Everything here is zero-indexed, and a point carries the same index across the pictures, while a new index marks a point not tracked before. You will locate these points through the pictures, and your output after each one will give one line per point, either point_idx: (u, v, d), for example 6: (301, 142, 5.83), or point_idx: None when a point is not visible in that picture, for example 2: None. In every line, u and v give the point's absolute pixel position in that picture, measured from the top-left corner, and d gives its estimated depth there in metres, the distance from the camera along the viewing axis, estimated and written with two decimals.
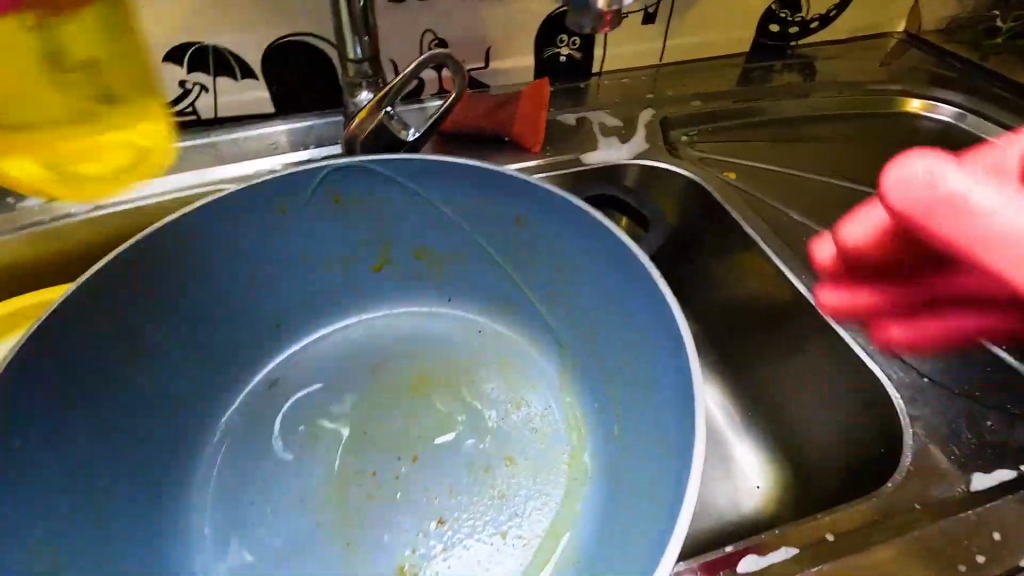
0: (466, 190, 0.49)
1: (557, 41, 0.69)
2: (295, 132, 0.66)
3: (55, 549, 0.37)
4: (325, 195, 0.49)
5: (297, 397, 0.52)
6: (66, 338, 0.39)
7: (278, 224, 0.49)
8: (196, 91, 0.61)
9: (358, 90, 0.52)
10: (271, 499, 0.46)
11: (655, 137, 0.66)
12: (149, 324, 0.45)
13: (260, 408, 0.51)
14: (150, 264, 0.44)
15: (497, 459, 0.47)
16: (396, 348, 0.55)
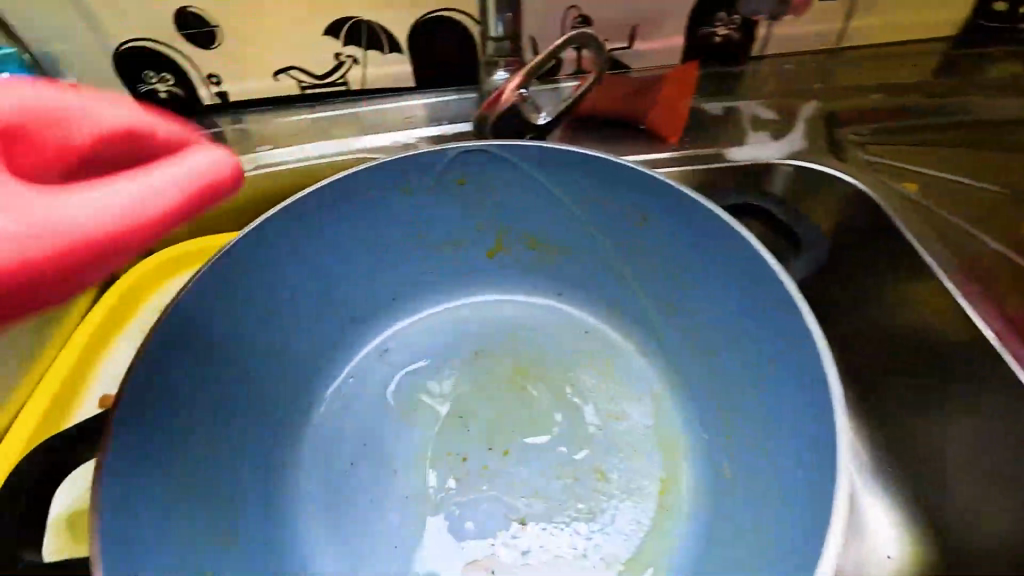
0: (591, 186, 0.50)
1: (714, 20, 0.61)
2: (431, 107, 0.68)
3: (171, 491, 0.41)
4: (446, 173, 0.51)
5: (401, 367, 0.54)
6: (228, 284, 0.46)
7: (393, 196, 0.51)
8: (347, 64, 0.65)
9: (495, 69, 0.52)
10: (368, 464, 0.49)
11: (817, 136, 0.58)
12: (283, 275, 0.49)
13: (359, 371, 0.54)
14: (290, 222, 0.48)
15: (586, 470, 0.47)
16: (494, 333, 0.55)
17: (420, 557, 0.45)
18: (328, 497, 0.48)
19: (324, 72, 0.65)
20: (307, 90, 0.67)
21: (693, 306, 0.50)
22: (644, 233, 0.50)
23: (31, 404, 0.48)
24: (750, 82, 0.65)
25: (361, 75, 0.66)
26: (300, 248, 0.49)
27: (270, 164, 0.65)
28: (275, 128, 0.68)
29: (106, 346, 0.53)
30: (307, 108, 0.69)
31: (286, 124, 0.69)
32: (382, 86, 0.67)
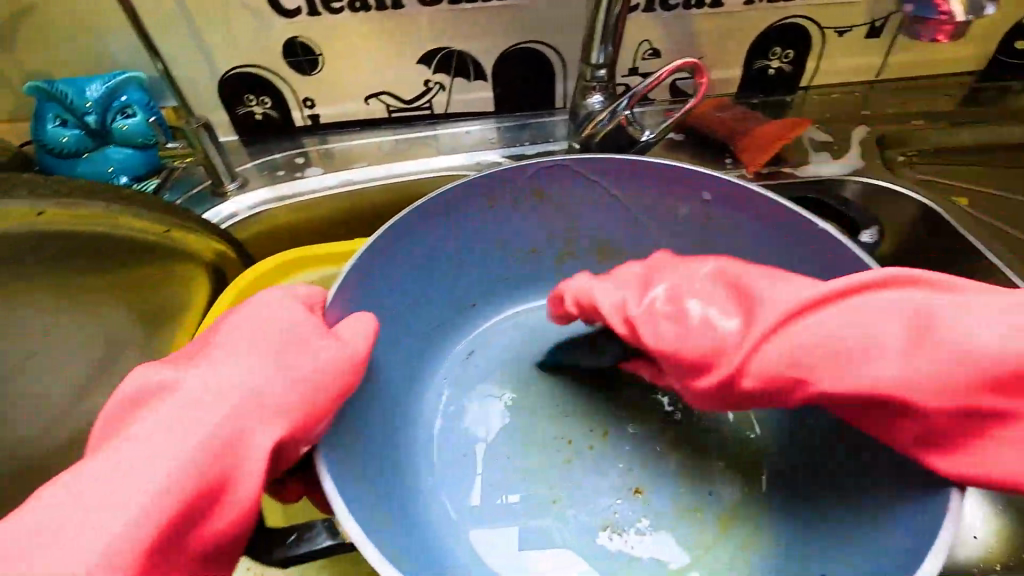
0: (693, 187, 0.49)
1: (769, 54, 0.68)
2: (510, 131, 0.73)
3: (343, 467, 0.39)
4: (562, 186, 0.52)
5: (486, 366, 0.55)
6: (367, 283, 0.46)
7: (505, 204, 0.52)
8: (435, 90, 0.70)
9: (590, 93, 0.57)
10: (489, 452, 0.50)
11: (871, 154, 0.64)
12: (395, 287, 0.49)
13: (453, 371, 0.55)
14: (409, 225, 0.48)
15: (681, 442, 0.49)
16: (569, 331, 0.57)
17: (548, 520, 0.46)
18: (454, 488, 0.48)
19: (414, 96, 0.70)
20: (394, 114, 0.72)
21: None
22: (714, 231, 0.51)
23: None
24: (800, 108, 0.72)
25: (446, 100, 0.71)
26: (410, 255, 0.49)
27: (362, 183, 0.69)
28: (363, 150, 0.72)
29: None
30: (391, 129, 0.73)
31: (369, 145, 0.73)
32: (462, 111, 0.72)
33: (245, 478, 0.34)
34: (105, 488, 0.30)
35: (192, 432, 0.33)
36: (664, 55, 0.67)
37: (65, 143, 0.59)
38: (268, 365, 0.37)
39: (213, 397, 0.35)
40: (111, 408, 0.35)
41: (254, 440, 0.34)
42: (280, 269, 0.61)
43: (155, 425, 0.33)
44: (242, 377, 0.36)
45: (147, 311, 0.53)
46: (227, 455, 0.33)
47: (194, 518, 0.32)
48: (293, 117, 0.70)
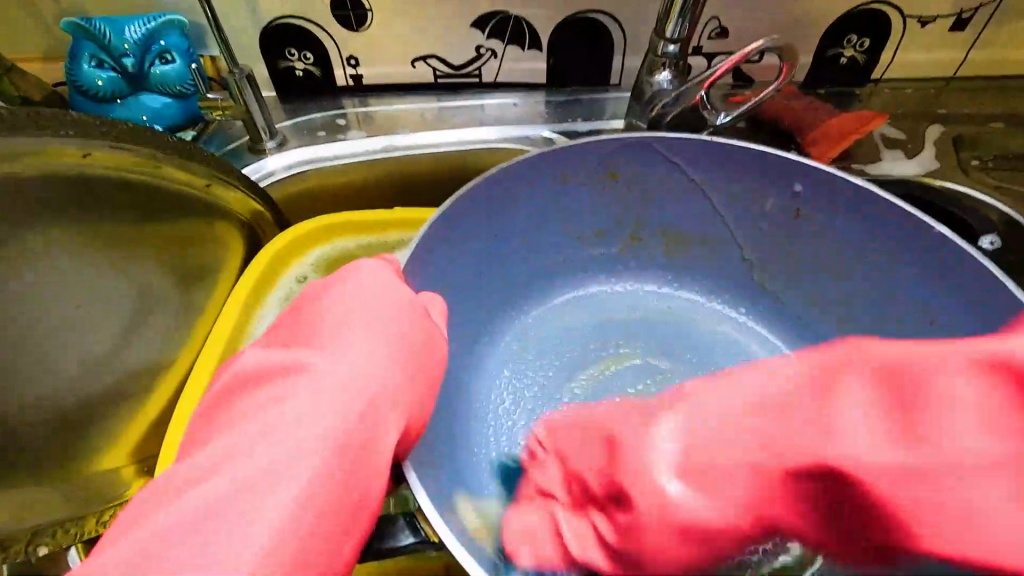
0: (775, 173, 0.48)
1: (843, 42, 0.64)
2: (560, 106, 0.69)
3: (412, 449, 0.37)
4: (637, 164, 0.50)
5: (539, 351, 0.52)
6: (433, 255, 0.44)
7: (577, 178, 0.50)
8: (486, 56, 0.66)
9: (659, 69, 0.53)
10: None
11: (945, 157, 0.61)
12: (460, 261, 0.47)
13: (511, 368, 0.51)
14: (477, 198, 0.46)
15: None
16: (637, 330, 0.54)
17: None
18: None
19: (463, 62, 0.66)
20: (441, 80, 0.68)
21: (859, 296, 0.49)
22: (802, 224, 0.49)
23: (199, 367, 0.48)
24: (870, 102, 0.67)
25: (497, 68, 0.67)
26: (479, 226, 0.47)
27: (408, 148, 0.66)
28: (407, 116, 0.68)
29: (253, 315, 0.53)
30: (436, 95, 0.69)
31: (413, 110, 0.69)
32: (513, 81, 0.68)
33: (374, 468, 0.30)
34: (243, 488, 0.27)
35: (313, 420, 0.30)
36: (733, 35, 0.63)
37: (100, 86, 0.56)
38: (376, 345, 0.34)
39: (328, 381, 0.32)
40: (227, 403, 0.33)
41: (376, 427, 0.31)
42: (314, 234, 0.58)
43: (276, 416, 0.30)
44: (350, 357, 0.33)
45: (182, 269, 0.49)
46: (355, 443, 0.30)
47: (341, 516, 0.28)
48: (335, 75, 0.66)
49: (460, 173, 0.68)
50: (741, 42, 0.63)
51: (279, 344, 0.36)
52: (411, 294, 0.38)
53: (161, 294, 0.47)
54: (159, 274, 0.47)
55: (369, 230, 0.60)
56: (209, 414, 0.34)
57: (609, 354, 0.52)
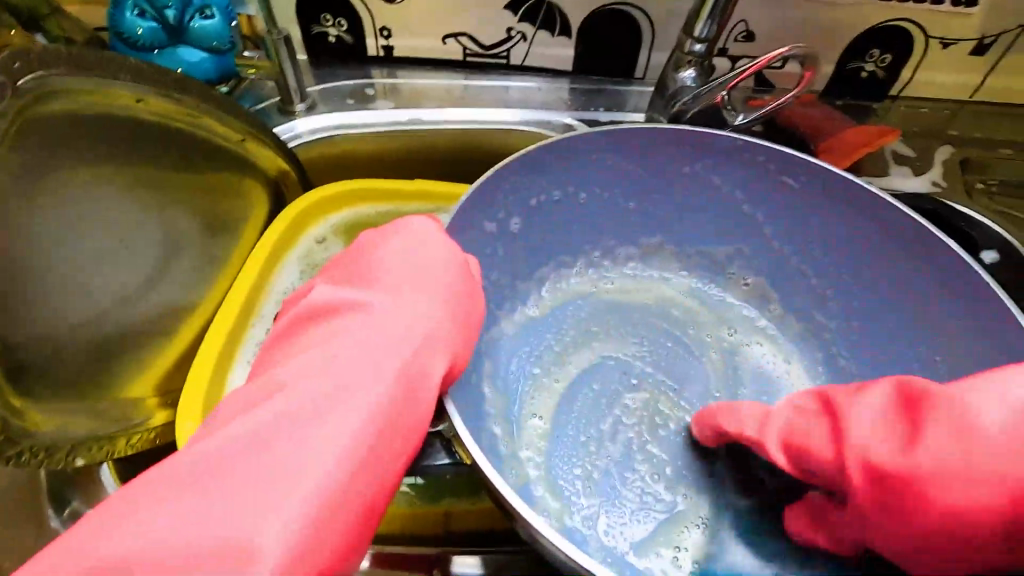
0: (788, 171, 0.51)
1: (865, 55, 0.65)
2: (584, 94, 0.71)
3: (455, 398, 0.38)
4: (660, 155, 0.52)
5: (558, 324, 0.54)
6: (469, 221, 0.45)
7: (603, 164, 0.52)
8: (516, 39, 0.67)
9: (683, 67, 0.55)
10: (571, 422, 0.49)
11: (952, 177, 0.64)
12: (491, 233, 0.48)
13: (532, 336, 0.53)
14: (509, 176, 0.46)
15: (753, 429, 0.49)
16: (649, 316, 0.56)
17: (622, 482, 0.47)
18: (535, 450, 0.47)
19: (493, 43, 0.68)
20: (469, 58, 0.69)
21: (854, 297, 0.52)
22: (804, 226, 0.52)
23: (229, 302, 0.52)
24: (885, 117, 0.69)
25: (525, 51, 0.68)
26: (509, 201, 0.48)
27: (434, 123, 0.67)
28: (434, 91, 0.70)
29: (276, 265, 0.56)
30: (463, 73, 0.71)
31: (440, 85, 0.70)
32: (540, 65, 0.70)
33: (419, 407, 0.32)
34: (307, 405, 0.29)
35: (370, 355, 0.32)
36: (759, 40, 0.64)
37: (140, 35, 0.58)
38: (425, 292, 0.36)
39: (385, 323, 0.34)
40: (293, 333, 0.35)
41: (424, 367, 0.33)
42: (344, 197, 0.60)
43: (334, 350, 0.33)
44: (401, 305, 0.35)
45: (209, 220, 0.51)
46: (403, 383, 0.32)
47: (389, 444, 0.30)
48: (368, 45, 0.68)
49: (482, 150, 0.70)
50: (767, 47, 0.65)
51: (337, 285, 0.38)
52: (461, 258, 0.39)
53: (187, 241, 0.49)
54: (188, 221, 0.49)
55: (393, 198, 0.62)
56: (268, 339, 0.36)
57: (630, 334, 0.54)
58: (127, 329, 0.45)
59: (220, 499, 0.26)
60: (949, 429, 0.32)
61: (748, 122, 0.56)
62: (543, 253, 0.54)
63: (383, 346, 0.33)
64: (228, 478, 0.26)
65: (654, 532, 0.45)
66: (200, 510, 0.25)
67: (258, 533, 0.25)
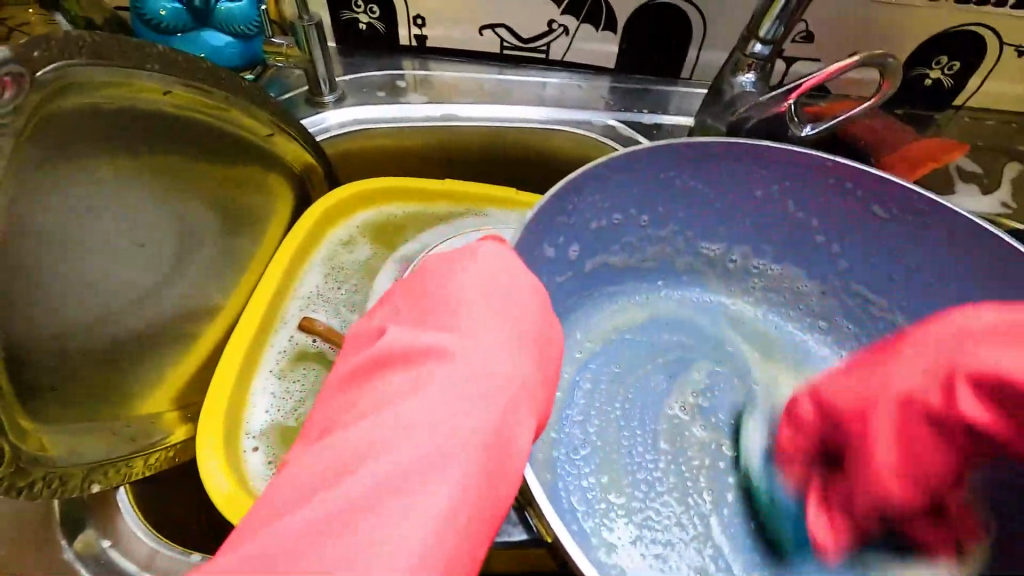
0: (871, 198, 0.45)
1: (932, 62, 0.61)
2: (628, 93, 0.67)
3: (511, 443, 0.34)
4: (721, 170, 0.47)
5: (612, 351, 0.49)
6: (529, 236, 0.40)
7: (665, 185, 0.47)
8: (558, 32, 0.63)
9: (743, 70, 0.51)
10: (637, 466, 0.43)
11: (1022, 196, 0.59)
12: (545, 257, 0.43)
13: (585, 369, 0.48)
14: (572, 190, 0.42)
15: None
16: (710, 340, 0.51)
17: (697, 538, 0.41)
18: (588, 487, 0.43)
19: (533, 36, 0.64)
20: (506, 51, 0.65)
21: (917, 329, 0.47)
22: (871, 248, 0.48)
23: (254, 308, 0.49)
24: (947, 129, 0.64)
25: (567, 46, 0.64)
26: (565, 222, 0.43)
27: (469, 120, 0.64)
28: (467, 85, 0.66)
29: (299, 268, 0.53)
30: (499, 67, 0.67)
31: (474, 79, 0.66)
32: (582, 61, 0.66)
33: (508, 483, 0.25)
34: (376, 491, 0.22)
35: (450, 419, 0.25)
36: (819, 42, 0.60)
37: (164, 17, 0.54)
38: (504, 332, 0.29)
39: (465, 374, 0.27)
40: (351, 389, 0.28)
41: (511, 432, 0.26)
42: (374, 195, 0.57)
43: (406, 413, 0.25)
44: (480, 349, 0.28)
45: (232, 215, 0.48)
46: (488, 455, 0.25)
47: (477, 538, 0.23)
48: (400, 34, 0.64)
49: (516, 150, 0.66)
50: (827, 49, 0.60)
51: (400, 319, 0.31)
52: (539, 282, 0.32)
53: (209, 240, 0.47)
54: (211, 219, 0.46)
55: (427, 198, 0.59)
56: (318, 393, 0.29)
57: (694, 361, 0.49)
58: (144, 336, 0.43)
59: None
60: (917, 383, 0.31)
61: (811, 132, 0.52)
62: (594, 278, 0.50)
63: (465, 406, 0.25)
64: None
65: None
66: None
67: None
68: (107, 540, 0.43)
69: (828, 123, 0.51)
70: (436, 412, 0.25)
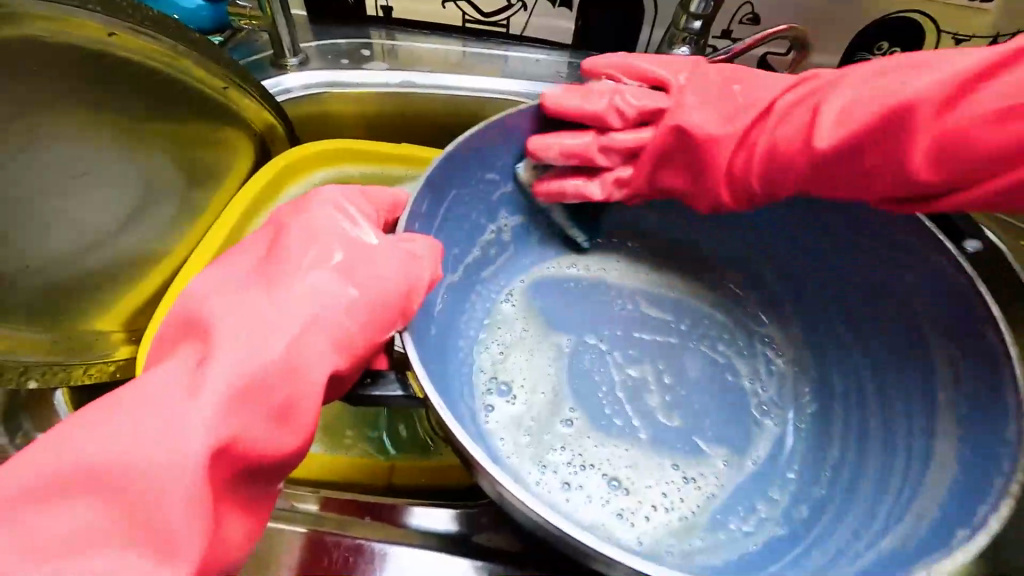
0: None
1: (872, 48, 0.63)
2: (582, 69, 0.69)
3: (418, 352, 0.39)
4: None
5: (538, 296, 0.51)
6: (444, 174, 0.44)
7: None
8: (516, 7, 0.66)
9: (677, 44, 0.54)
10: (565, 395, 0.45)
11: None
12: (477, 223, 0.49)
13: (502, 310, 0.50)
14: (496, 133, 0.46)
15: (733, 409, 0.47)
16: (630, 287, 0.53)
17: (613, 459, 0.43)
18: (528, 432, 0.44)
19: (492, 10, 0.66)
20: (468, 25, 0.68)
21: (824, 293, 0.49)
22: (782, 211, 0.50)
23: (201, 250, 0.52)
24: None
25: (524, 21, 0.67)
26: (487, 178, 0.48)
27: (426, 87, 0.67)
28: (429, 54, 0.69)
29: (254, 217, 0.56)
30: (460, 39, 0.70)
31: (436, 50, 0.69)
32: (538, 36, 0.68)
33: (326, 367, 0.32)
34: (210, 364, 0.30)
35: (285, 321, 0.32)
36: (763, 25, 0.62)
37: None
38: (355, 250, 0.36)
39: (312, 284, 0.34)
40: (244, 273, 0.36)
41: (342, 319, 0.34)
42: (322, 154, 0.60)
43: (279, 298, 0.33)
44: (329, 266, 0.35)
45: (190, 166, 0.52)
46: (333, 345, 0.33)
47: (291, 401, 0.31)
48: (367, 4, 0.67)
49: (471, 118, 0.69)
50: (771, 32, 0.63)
51: (327, 205, 0.38)
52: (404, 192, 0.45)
53: (164, 184, 0.50)
54: (166, 165, 0.50)
55: (375, 162, 0.62)
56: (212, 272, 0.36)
57: (621, 310, 0.51)
58: (95, 270, 0.46)
59: (107, 466, 0.26)
60: None
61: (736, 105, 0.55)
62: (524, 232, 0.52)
63: (303, 309, 0.33)
64: (142, 403, 0.28)
65: (655, 489, 0.42)
66: (118, 429, 0.27)
67: (163, 459, 0.26)
68: (42, 434, 0.45)
69: None
70: (280, 311, 0.32)
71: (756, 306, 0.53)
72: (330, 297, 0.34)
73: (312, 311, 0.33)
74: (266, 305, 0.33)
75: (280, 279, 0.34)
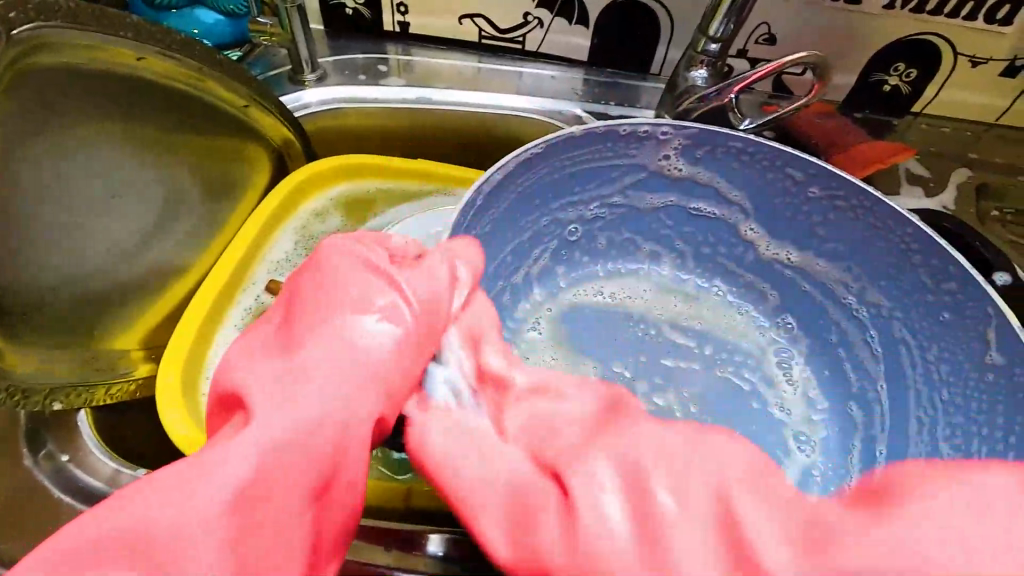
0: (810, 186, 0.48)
1: (889, 69, 0.63)
2: (597, 85, 0.70)
3: None
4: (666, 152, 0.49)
5: (563, 322, 0.51)
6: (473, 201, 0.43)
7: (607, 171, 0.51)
8: (532, 25, 0.66)
9: (694, 66, 0.54)
10: None
11: (964, 200, 0.63)
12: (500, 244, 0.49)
13: (525, 338, 0.50)
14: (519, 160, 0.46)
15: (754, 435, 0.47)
16: (649, 312, 0.53)
17: None
18: None
19: (508, 27, 0.67)
20: (485, 41, 0.68)
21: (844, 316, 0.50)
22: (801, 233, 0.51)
23: (219, 272, 0.52)
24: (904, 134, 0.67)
25: (540, 38, 0.67)
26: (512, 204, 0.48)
27: (442, 103, 0.67)
28: (445, 70, 0.69)
29: (272, 234, 0.57)
30: (476, 56, 0.70)
31: (452, 66, 0.70)
32: (554, 53, 0.69)
33: (354, 432, 0.32)
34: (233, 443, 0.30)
35: (304, 387, 0.32)
36: (780, 45, 0.62)
37: None
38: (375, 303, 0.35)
39: (333, 343, 0.34)
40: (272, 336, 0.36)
41: (367, 379, 0.33)
42: (336, 169, 0.60)
43: (304, 362, 0.33)
44: (351, 321, 0.34)
45: (210, 182, 0.52)
46: (359, 405, 0.32)
47: (316, 473, 0.31)
48: (384, 20, 0.68)
49: (487, 133, 0.70)
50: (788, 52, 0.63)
51: (345, 249, 0.38)
52: None
53: (186, 201, 0.50)
54: (187, 182, 0.50)
55: (388, 176, 0.62)
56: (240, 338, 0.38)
57: (644, 336, 0.51)
58: (116, 288, 0.47)
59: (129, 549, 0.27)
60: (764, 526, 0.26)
61: (753, 126, 0.55)
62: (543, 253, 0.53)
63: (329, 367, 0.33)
64: (167, 482, 0.29)
65: None
66: (178, 491, 0.28)
67: (185, 536, 0.27)
68: (67, 454, 0.45)
69: (770, 119, 0.54)
70: (302, 375, 0.33)
71: (774, 328, 0.53)
72: (356, 351, 0.33)
73: (338, 372, 0.33)
74: (290, 371, 0.33)
75: (305, 338, 0.34)
